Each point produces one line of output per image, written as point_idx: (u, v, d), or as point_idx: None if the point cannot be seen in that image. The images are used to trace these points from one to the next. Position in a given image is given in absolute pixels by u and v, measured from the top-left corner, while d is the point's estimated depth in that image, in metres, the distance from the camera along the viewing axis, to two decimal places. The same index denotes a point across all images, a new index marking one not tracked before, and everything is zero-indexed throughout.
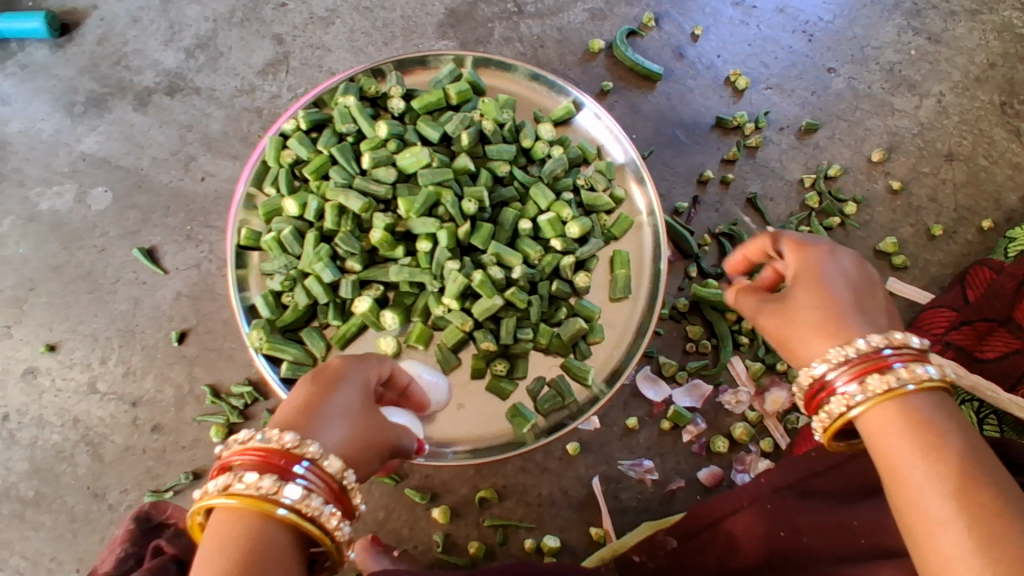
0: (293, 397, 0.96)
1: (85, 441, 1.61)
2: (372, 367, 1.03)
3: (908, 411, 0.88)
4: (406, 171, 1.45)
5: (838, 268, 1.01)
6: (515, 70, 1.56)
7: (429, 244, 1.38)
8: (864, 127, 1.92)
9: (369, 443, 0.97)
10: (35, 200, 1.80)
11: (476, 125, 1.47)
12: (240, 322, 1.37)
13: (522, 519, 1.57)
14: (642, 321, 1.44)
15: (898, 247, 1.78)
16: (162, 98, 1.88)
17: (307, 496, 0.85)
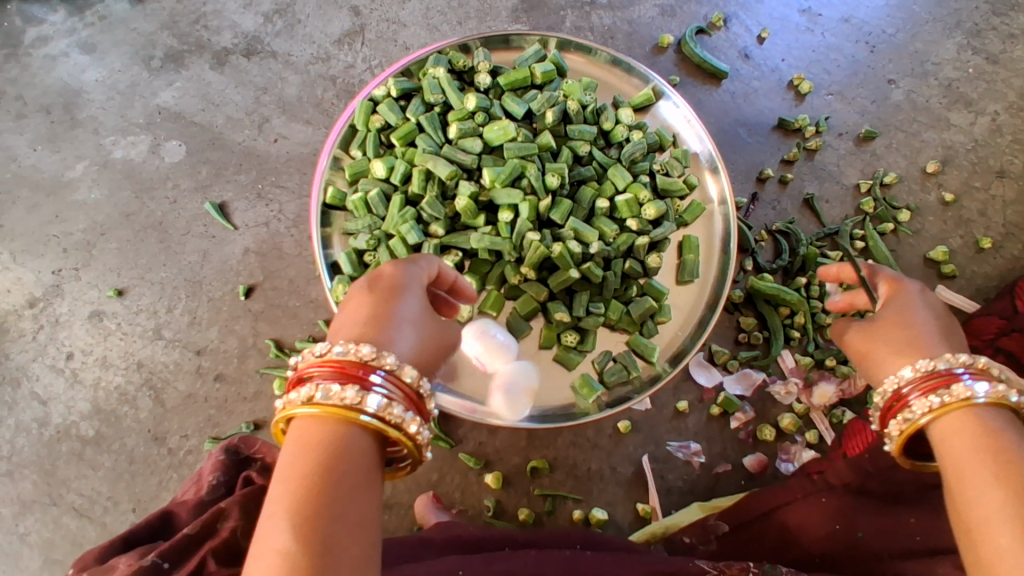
0: (356, 314, 1.00)
1: (148, 385, 1.64)
2: (424, 276, 1.08)
3: (984, 423, 0.94)
4: (491, 144, 1.47)
5: (925, 300, 1.11)
6: (598, 54, 1.60)
7: (510, 215, 1.41)
8: (921, 138, 1.96)
9: (435, 347, 1.02)
10: (109, 148, 1.82)
11: (561, 104, 1.50)
12: (324, 277, 1.41)
13: (570, 491, 1.60)
14: (707, 308, 1.45)
15: (948, 256, 1.82)
16: (239, 59, 1.91)
17: (389, 404, 0.89)
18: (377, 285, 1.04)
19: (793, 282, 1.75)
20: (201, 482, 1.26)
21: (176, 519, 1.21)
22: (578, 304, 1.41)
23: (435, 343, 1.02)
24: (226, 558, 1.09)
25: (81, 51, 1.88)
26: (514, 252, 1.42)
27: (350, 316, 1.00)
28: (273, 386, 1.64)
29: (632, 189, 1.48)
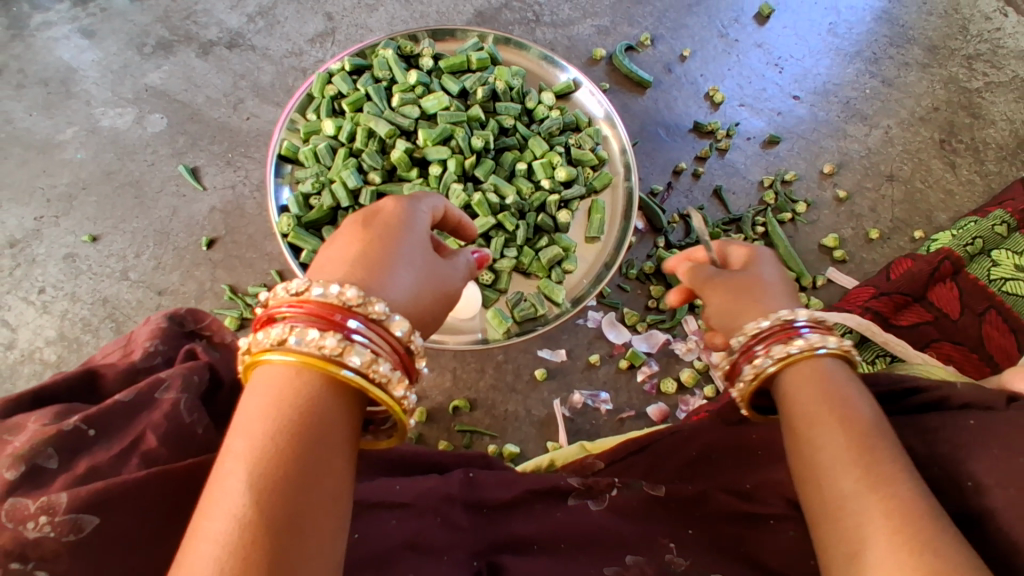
0: (346, 254, 0.91)
1: (111, 318, 1.81)
2: (422, 218, 1.00)
3: (821, 374, 0.94)
4: (428, 113, 1.74)
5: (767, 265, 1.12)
6: (530, 50, 1.85)
7: (439, 169, 1.69)
8: (820, 145, 2.23)
9: (432, 301, 0.96)
10: (98, 117, 2.04)
11: (490, 85, 1.76)
12: (273, 212, 1.64)
13: (488, 427, 1.76)
14: (605, 265, 1.66)
15: (838, 243, 2.05)
16: (222, 50, 2.16)
17: (374, 362, 0.82)
18: (369, 223, 0.95)
19: None
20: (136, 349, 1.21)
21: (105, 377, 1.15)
22: (493, 246, 1.65)
23: (431, 297, 0.95)
24: (168, 435, 1.00)
25: (82, 36, 2.13)
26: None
27: (337, 254, 0.92)
28: (225, 324, 1.81)
29: (548, 156, 1.73)
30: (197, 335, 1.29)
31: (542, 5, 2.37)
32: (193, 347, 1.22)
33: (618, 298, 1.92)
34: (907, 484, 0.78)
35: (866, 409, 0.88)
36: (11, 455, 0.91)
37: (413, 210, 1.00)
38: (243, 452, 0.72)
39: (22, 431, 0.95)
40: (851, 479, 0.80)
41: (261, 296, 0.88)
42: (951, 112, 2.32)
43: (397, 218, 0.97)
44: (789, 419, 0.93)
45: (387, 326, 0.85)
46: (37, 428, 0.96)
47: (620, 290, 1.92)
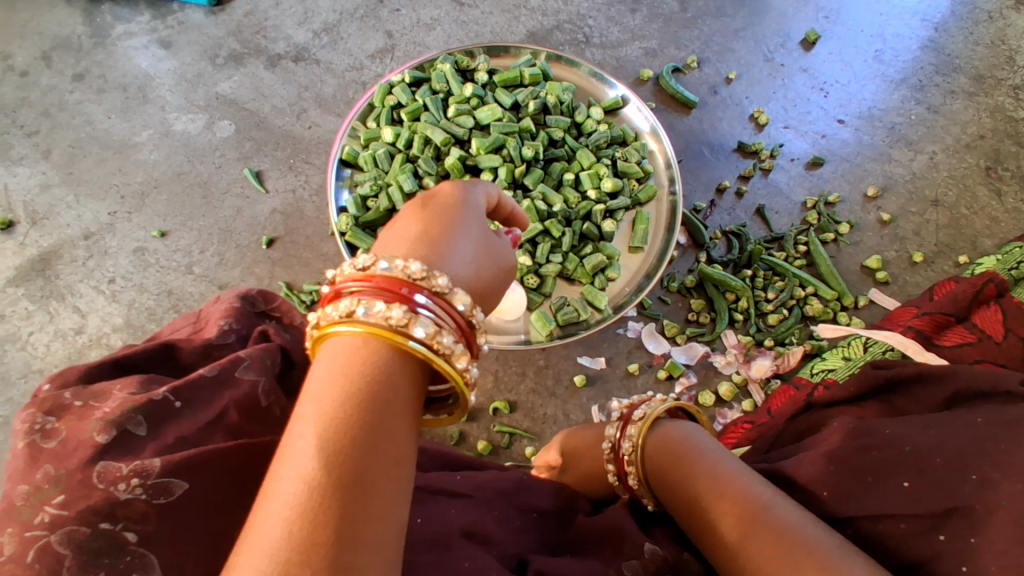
0: (406, 234, 0.94)
1: (174, 309, 1.91)
2: (477, 196, 1.04)
3: (681, 450, 1.06)
4: (482, 124, 1.84)
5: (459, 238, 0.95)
6: (580, 67, 1.94)
7: (491, 176, 1.76)
8: (864, 168, 2.25)
9: (489, 280, 0.98)
10: (172, 121, 2.18)
11: (542, 98, 1.84)
12: (332, 212, 1.72)
13: (527, 429, 1.80)
14: (646, 278, 1.70)
15: (882, 265, 2.05)
16: (289, 63, 2.30)
17: (438, 334, 0.83)
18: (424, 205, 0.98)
19: (740, 273, 2.00)
20: (211, 327, 1.22)
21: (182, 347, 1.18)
22: (540, 254, 1.71)
23: (486, 276, 0.98)
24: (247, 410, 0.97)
25: (160, 46, 2.29)
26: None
27: (396, 234, 0.94)
28: None
29: (595, 167, 1.79)
30: (267, 315, 1.35)
31: (592, 27, 2.46)
32: (266, 328, 1.26)
33: (659, 309, 1.96)
34: (781, 513, 0.88)
35: (728, 466, 0.99)
36: (103, 418, 0.86)
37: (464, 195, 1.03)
38: (314, 417, 0.72)
39: (111, 398, 0.91)
40: (732, 521, 0.90)
41: (328, 274, 0.91)
42: (997, 140, 2.33)
43: (453, 201, 0.99)
44: (677, 496, 1.02)
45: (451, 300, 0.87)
46: (126, 395, 0.91)
47: (661, 302, 1.96)
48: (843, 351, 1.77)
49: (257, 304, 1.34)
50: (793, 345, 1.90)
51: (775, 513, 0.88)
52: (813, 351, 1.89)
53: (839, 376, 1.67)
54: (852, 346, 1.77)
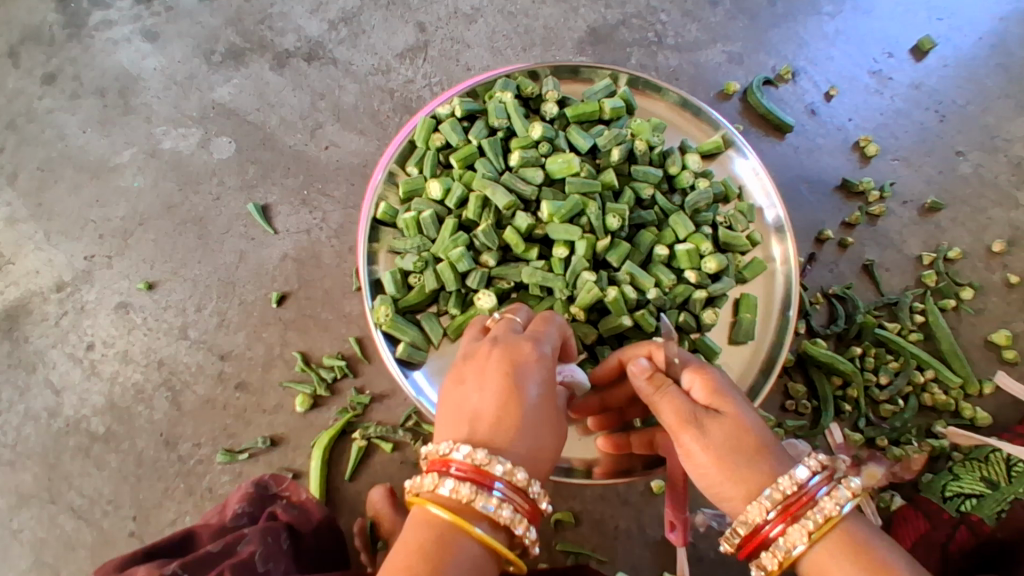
0: (483, 398, 0.98)
1: (166, 385, 1.56)
2: (548, 347, 1.05)
3: (848, 546, 0.89)
4: (553, 176, 1.46)
5: (534, 401, 0.99)
6: (667, 94, 1.55)
7: (565, 251, 1.41)
8: (988, 215, 1.90)
9: (557, 438, 1.02)
10: (159, 137, 1.77)
11: (628, 142, 1.46)
12: (367, 295, 1.43)
13: (594, 548, 1.52)
14: (755, 387, 1.41)
15: (1011, 341, 1.75)
16: (300, 62, 1.86)
17: (499, 507, 0.91)
18: (504, 360, 1.01)
19: (847, 350, 1.68)
20: (227, 509, 1.37)
21: (197, 539, 1.31)
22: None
23: (554, 436, 1.00)
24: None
25: (144, 39, 1.85)
26: (566, 289, 1.41)
27: (474, 396, 0.99)
28: (296, 401, 1.56)
29: (693, 239, 1.45)
30: (278, 497, 1.41)
31: (666, 23, 2.02)
32: (276, 507, 1.36)
33: None
34: None
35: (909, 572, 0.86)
36: None
37: (542, 345, 1.05)
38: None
39: None
40: None
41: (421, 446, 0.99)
42: None
43: (532, 355, 1.02)
44: None
45: (519, 484, 0.92)
46: None
47: None
48: (979, 469, 1.51)
49: (267, 488, 1.41)
50: (912, 447, 1.59)
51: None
52: (933, 453, 1.61)
53: (986, 515, 1.44)
54: (991, 465, 1.51)
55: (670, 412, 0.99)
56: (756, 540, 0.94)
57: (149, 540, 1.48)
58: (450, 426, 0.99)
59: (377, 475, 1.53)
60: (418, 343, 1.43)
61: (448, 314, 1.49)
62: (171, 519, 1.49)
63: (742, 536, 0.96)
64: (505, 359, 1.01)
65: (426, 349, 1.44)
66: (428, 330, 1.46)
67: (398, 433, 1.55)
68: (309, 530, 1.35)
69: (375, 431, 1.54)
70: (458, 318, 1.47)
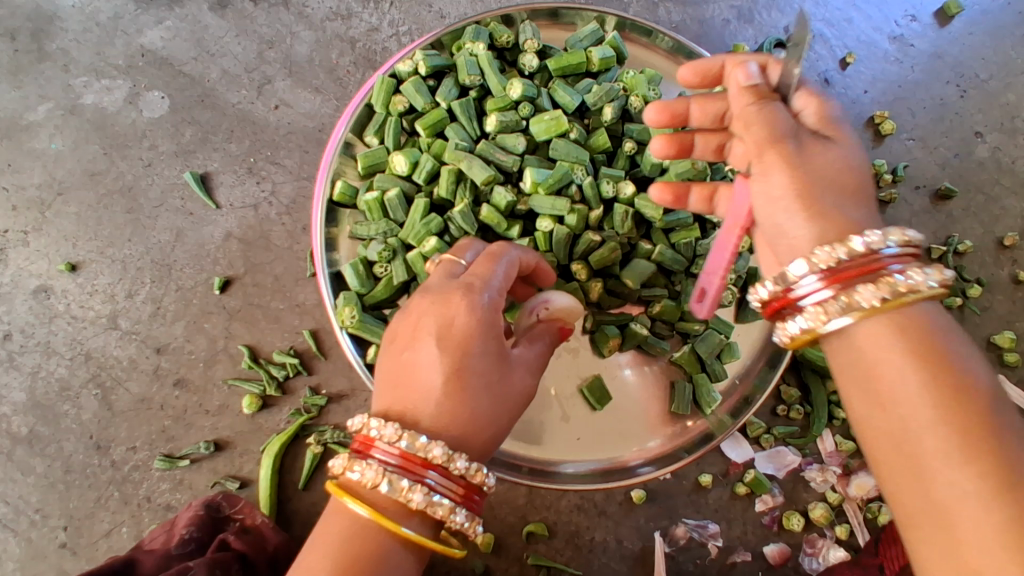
0: (413, 363, 0.89)
1: (95, 382, 1.41)
2: (494, 304, 0.93)
3: (905, 321, 0.76)
4: (536, 140, 1.27)
5: (475, 365, 0.89)
6: (660, 40, 1.36)
7: (551, 225, 1.24)
8: (1001, 205, 1.76)
9: (505, 402, 0.92)
10: (79, 90, 1.54)
11: (621, 99, 1.29)
12: (326, 294, 1.20)
13: (568, 562, 1.43)
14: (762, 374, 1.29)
15: (1014, 343, 1.66)
16: (244, 4, 1.60)
17: (415, 493, 0.83)
18: (433, 321, 0.91)
19: None
20: (173, 532, 1.25)
21: (139, 567, 1.20)
22: (630, 340, 1.28)
23: (497, 400, 0.91)
24: None
25: None
26: (556, 267, 1.26)
27: (405, 359, 0.90)
28: (242, 402, 1.41)
29: None
30: (230, 521, 1.28)
31: None
32: (227, 534, 1.24)
33: None
34: (1002, 419, 0.69)
35: (981, 376, 0.72)
36: None
37: (481, 295, 0.93)
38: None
39: None
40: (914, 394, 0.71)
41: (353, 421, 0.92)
42: None
43: (462, 311, 0.90)
44: (859, 369, 0.77)
45: (455, 472, 0.84)
46: None
47: None
48: None
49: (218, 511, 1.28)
50: None
51: (1000, 427, 0.68)
52: None
53: None
54: None
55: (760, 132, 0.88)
56: (791, 290, 0.85)
57: (82, 553, 1.35)
58: (385, 393, 0.90)
59: None
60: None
61: None
62: (106, 530, 1.35)
63: (782, 288, 0.86)
64: (442, 321, 0.90)
65: None
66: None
67: None
68: (264, 560, 1.24)
69: (332, 437, 1.39)
70: None
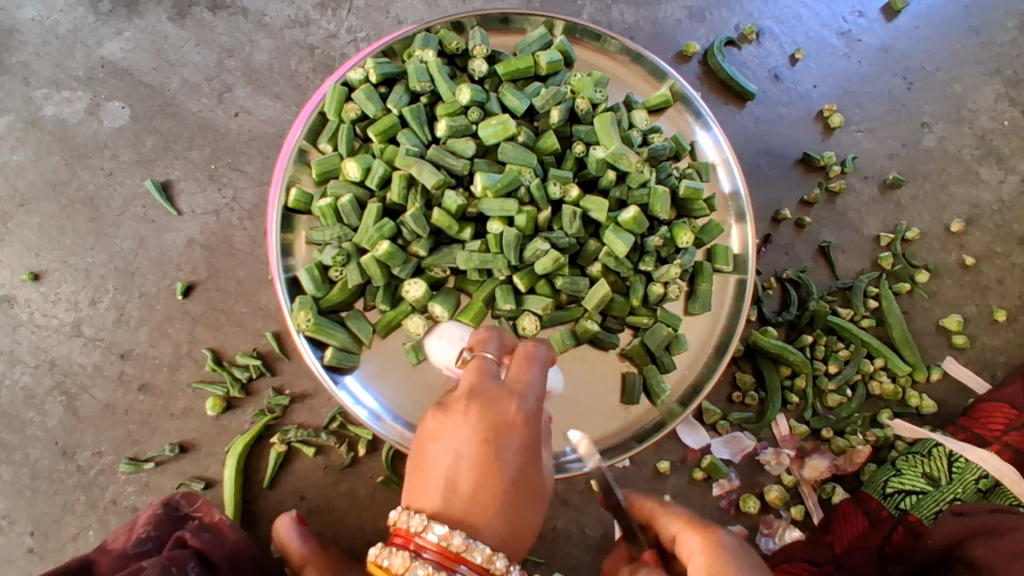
0: (459, 465, 0.88)
1: (60, 389, 1.43)
2: (536, 403, 0.93)
3: None
4: (485, 144, 1.30)
5: (518, 467, 0.90)
6: (608, 43, 1.41)
7: (500, 227, 1.27)
8: (948, 192, 1.81)
9: (538, 499, 0.94)
10: (41, 103, 1.56)
11: (568, 102, 1.32)
12: (283, 299, 1.26)
13: (531, 551, 1.47)
14: (709, 364, 1.38)
15: (961, 326, 1.71)
16: (203, 13, 1.61)
17: None
18: (484, 425, 0.89)
19: (798, 339, 1.60)
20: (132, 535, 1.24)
21: (95, 569, 1.16)
22: (582, 337, 1.33)
23: (532, 499, 0.93)
24: None
25: None
26: (507, 268, 1.28)
27: (447, 458, 0.89)
28: (206, 404, 1.43)
29: (654, 202, 1.29)
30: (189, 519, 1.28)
31: None
32: (182, 532, 1.22)
33: None
34: None
35: None
36: None
37: (527, 398, 0.92)
38: None
39: None
40: None
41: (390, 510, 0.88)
42: None
43: (514, 419, 0.90)
44: None
45: (492, 570, 0.84)
46: None
47: None
48: (922, 465, 1.53)
49: (177, 509, 1.28)
50: (856, 439, 1.59)
51: None
52: (876, 444, 1.61)
53: (924, 516, 1.46)
54: (933, 460, 1.53)
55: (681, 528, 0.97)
56: None
57: (50, 558, 1.37)
58: (420, 491, 0.89)
59: (298, 483, 1.44)
60: (348, 346, 1.28)
61: (376, 309, 1.32)
62: (74, 535, 1.38)
63: None
64: (486, 422, 0.89)
65: (356, 353, 1.29)
66: (356, 330, 1.29)
67: (321, 436, 1.43)
68: (223, 559, 1.21)
69: (296, 436, 1.42)
70: (388, 314, 1.31)
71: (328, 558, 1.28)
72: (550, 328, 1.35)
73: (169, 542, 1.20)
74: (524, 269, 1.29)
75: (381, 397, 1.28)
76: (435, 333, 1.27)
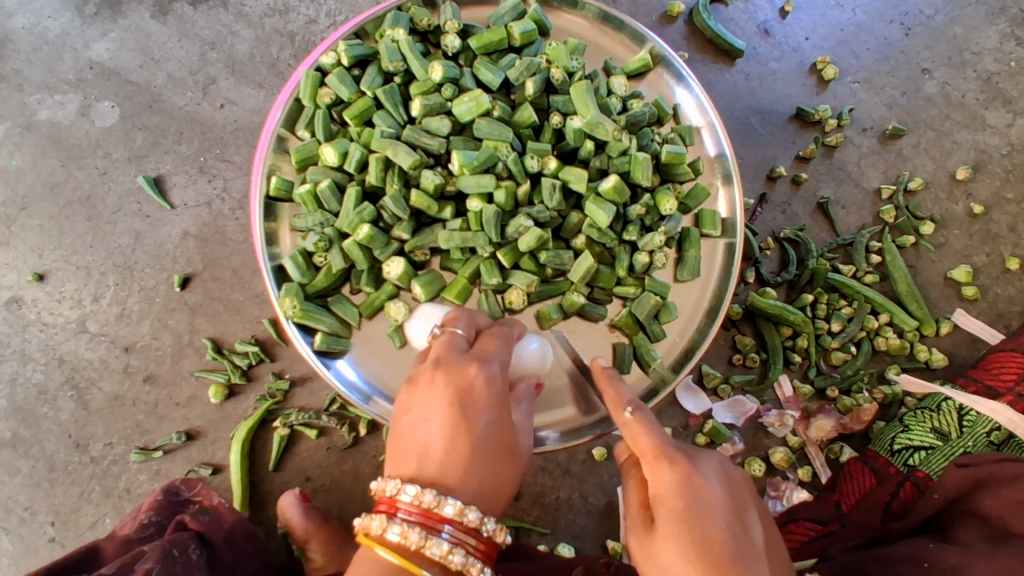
0: (432, 430, 0.90)
1: (70, 384, 1.48)
2: (498, 368, 0.96)
3: (678, 492, 0.87)
4: (460, 121, 1.29)
5: (487, 429, 0.91)
6: (584, 8, 1.39)
7: (480, 204, 1.25)
8: (953, 139, 1.75)
9: (514, 462, 0.95)
10: (34, 107, 1.58)
11: (544, 72, 1.30)
12: (270, 286, 1.27)
13: (535, 521, 1.48)
14: (699, 329, 1.38)
15: (971, 277, 1.66)
16: (184, 8, 1.63)
17: (434, 543, 0.85)
18: (449, 391, 0.92)
19: (798, 299, 1.58)
20: (132, 522, 1.27)
21: (101, 555, 1.19)
22: (570, 311, 1.33)
23: (508, 462, 0.94)
24: None
25: None
26: (490, 246, 1.28)
27: (420, 426, 0.91)
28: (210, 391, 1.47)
29: (635, 164, 1.27)
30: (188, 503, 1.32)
31: None
32: (182, 515, 1.25)
33: None
34: (693, 468, 0.89)
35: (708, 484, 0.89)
36: None
37: (489, 365, 0.95)
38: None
39: None
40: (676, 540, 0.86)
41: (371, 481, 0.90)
42: None
43: (478, 381, 0.93)
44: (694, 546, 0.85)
45: (470, 525, 0.86)
46: None
47: None
48: (931, 420, 1.50)
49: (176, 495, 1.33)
50: (863, 398, 1.56)
51: (686, 474, 0.88)
52: (886, 401, 1.59)
53: (932, 471, 1.44)
54: (943, 414, 1.50)
55: (645, 441, 0.91)
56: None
57: (70, 545, 1.43)
58: (398, 458, 0.91)
59: (303, 464, 1.47)
60: (337, 331, 1.30)
61: (363, 292, 1.34)
62: (91, 522, 1.44)
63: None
64: (451, 386, 0.92)
65: (346, 337, 1.31)
66: (341, 313, 1.32)
67: (322, 418, 1.46)
68: (222, 538, 1.25)
69: (298, 419, 1.46)
70: (372, 296, 1.32)
71: (328, 534, 1.34)
72: (537, 303, 1.35)
73: (169, 525, 1.25)
74: (507, 245, 1.29)
75: (372, 379, 1.30)
76: (415, 315, 1.28)
